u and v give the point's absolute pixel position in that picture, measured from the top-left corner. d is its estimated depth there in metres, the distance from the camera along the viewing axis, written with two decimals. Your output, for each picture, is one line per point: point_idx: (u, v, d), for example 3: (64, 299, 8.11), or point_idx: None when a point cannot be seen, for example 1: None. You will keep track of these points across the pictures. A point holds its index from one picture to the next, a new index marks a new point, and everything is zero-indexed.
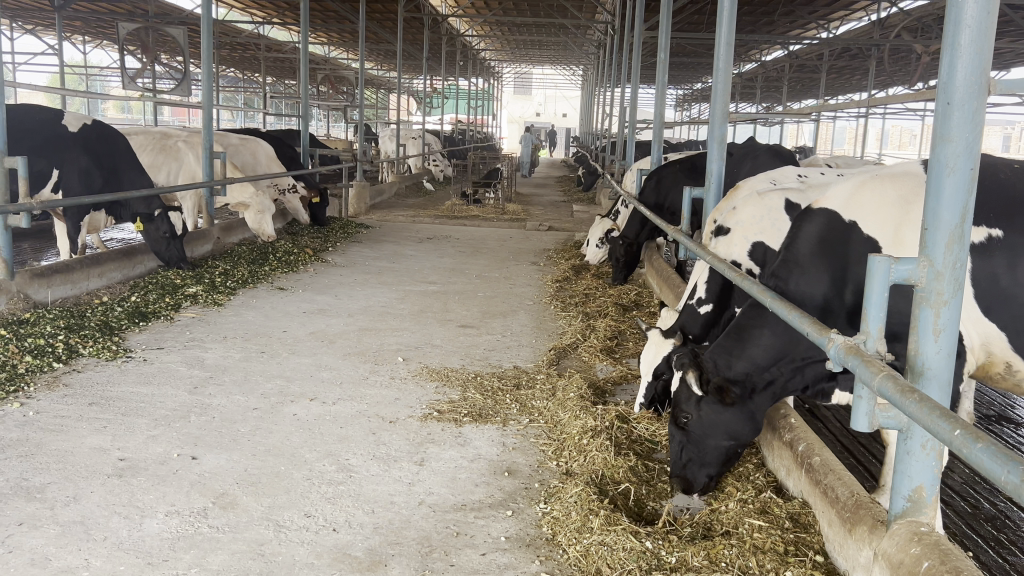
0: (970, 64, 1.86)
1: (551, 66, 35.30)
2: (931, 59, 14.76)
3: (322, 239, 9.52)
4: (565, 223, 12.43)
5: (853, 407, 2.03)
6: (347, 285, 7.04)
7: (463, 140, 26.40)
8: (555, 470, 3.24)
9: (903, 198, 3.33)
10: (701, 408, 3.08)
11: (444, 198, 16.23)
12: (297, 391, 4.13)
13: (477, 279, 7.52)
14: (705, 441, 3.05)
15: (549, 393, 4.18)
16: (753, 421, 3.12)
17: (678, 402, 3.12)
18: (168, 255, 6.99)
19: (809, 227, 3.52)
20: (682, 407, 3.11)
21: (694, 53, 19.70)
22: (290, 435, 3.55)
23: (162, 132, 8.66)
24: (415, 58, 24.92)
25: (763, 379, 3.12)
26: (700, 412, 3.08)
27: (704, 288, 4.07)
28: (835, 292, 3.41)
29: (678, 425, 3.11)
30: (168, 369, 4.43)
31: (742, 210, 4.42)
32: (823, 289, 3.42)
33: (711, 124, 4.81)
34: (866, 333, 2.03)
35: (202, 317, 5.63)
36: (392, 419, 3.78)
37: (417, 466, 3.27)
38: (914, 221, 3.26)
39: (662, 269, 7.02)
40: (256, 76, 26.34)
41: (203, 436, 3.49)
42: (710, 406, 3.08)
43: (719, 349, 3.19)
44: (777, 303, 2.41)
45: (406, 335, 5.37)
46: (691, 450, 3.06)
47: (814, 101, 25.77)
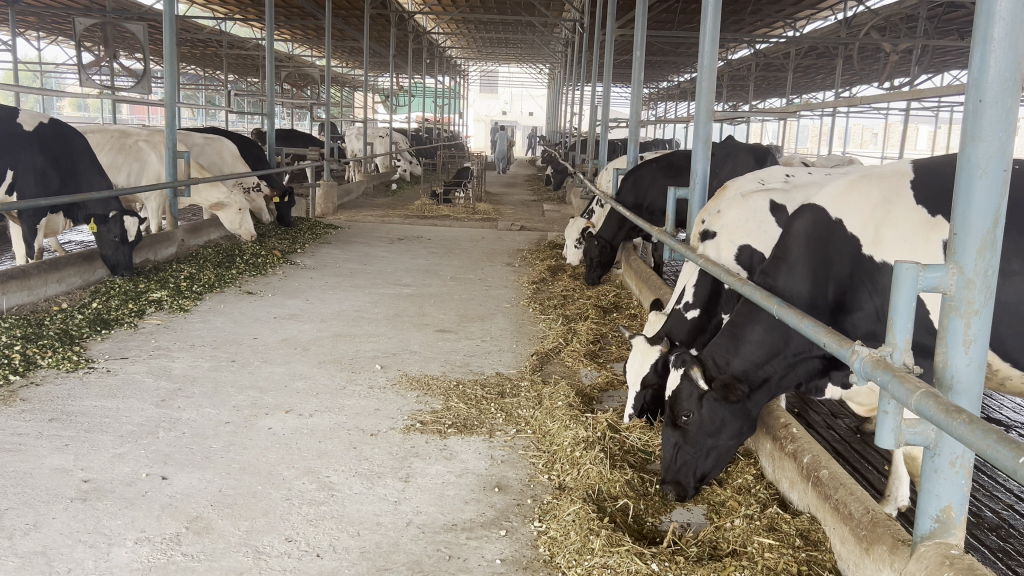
0: (1003, 59, 1.73)
1: (517, 65, 35.13)
2: (897, 59, 14.85)
3: (291, 241, 9.29)
4: (537, 223, 12.29)
5: (878, 424, 1.91)
6: (318, 288, 6.83)
7: (430, 139, 26.16)
8: (548, 485, 3.10)
9: (887, 199, 3.19)
10: (702, 407, 2.94)
11: (413, 198, 16.00)
12: (271, 403, 3.94)
13: (452, 282, 7.36)
14: (703, 442, 2.94)
15: (535, 402, 4.04)
16: (749, 420, 3.05)
17: (677, 401, 2.97)
18: (113, 260, 6.63)
19: (798, 223, 3.41)
20: (681, 408, 2.96)
21: (662, 52, 19.63)
22: (265, 450, 3.37)
23: (120, 130, 8.35)
24: (381, 57, 24.61)
25: (758, 376, 3.06)
26: (700, 412, 2.94)
27: (691, 293, 3.95)
28: (819, 290, 3.32)
29: (674, 425, 2.98)
30: (134, 380, 4.21)
31: (727, 213, 4.30)
32: (806, 287, 3.33)
33: (696, 123, 4.68)
34: (892, 345, 1.91)
35: (167, 324, 5.40)
36: (373, 432, 3.61)
37: (402, 482, 3.11)
38: (894, 221, 3.12)
39: (640, 269, 6.92)
40: (218, 73, 25.86)
41: (173, 454, 3.29)
42: (710, 406, 2.94)
43: (716, 349, 3.13)
44: (785, 311, 2.32)
45: (383, 341, 5.20)
46: (686, 450, 2.96)
47: (779, 101, 25.92)
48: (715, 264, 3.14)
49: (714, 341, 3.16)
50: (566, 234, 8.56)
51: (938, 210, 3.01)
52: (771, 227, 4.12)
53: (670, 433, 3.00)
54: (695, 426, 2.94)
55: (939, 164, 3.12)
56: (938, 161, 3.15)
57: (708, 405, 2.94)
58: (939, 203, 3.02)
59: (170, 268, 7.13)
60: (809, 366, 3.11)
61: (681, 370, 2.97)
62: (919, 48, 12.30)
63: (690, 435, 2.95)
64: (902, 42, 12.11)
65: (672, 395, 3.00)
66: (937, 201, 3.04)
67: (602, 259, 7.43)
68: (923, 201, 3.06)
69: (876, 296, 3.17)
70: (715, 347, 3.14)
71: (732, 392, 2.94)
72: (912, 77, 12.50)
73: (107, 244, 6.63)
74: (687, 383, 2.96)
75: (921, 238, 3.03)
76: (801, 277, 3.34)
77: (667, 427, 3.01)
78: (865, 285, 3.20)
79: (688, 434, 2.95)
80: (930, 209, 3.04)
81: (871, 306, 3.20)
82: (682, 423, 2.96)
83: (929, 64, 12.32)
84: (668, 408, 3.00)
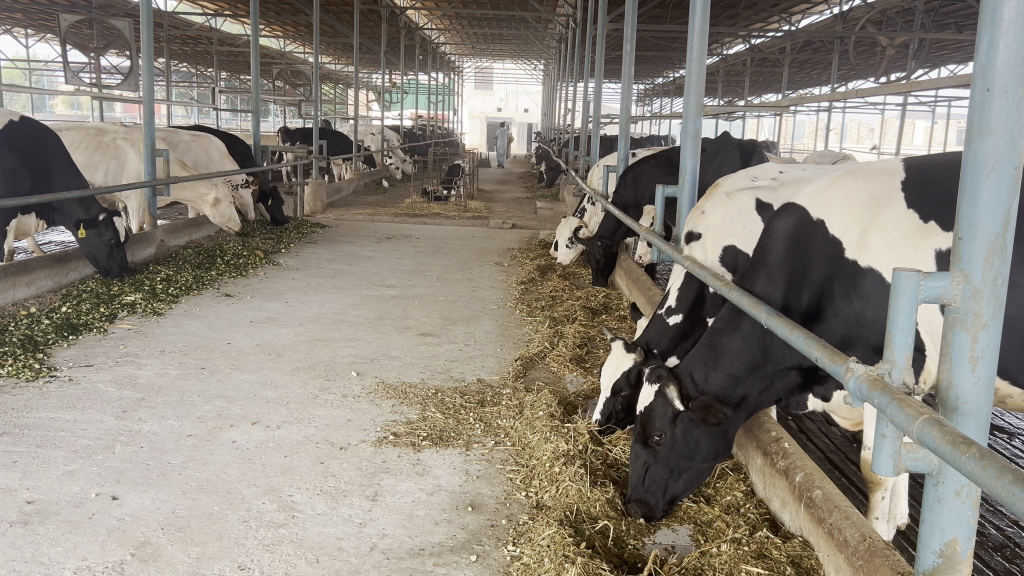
0: (1014, 43, 1.54)
1: (511, 61, 34.84)
2: (895, 53, 14.60)
3: (276, 241, 9.08)
4: (529, 221, 12.10)
5: (874, 447, 1.72)
6: (299, 291, 6.62)
7: (423, 136, 25.93)
8: (524, 503, 2.91)
9: (874, 199, 2.97)
10: (675, 427, 2.77)
11: (404, 195, 15.80)
12: (238, 414, 3.74)
13: (438, 282, 7.15)
14: (675, 462, 2.77)
15: (516, 411, 3.84)
16: (726, 441, 2.87)
17: (650, 417, 2.80)
18: (108, 265, 6.50)
19: (778, 223, 3.13)
20: (654, 427, 2.79)
21: (655, 47, 19.39)
22: (226, 467, 3.17)
23: (97, 127, 8.18)
24: (374, 53, 24.37)
25: (735, 396, 2.92)
26: (672, 432, 2.77)
27: (676, 298, 3.75)
28: (793, 294, 3.04)
29: (645, 443, 2.81)
30: (96, 390, 4.00)
31: (711, 213, 4.10)
32: (780, 290, 3.04)
33: (685, 117, 4.44)
34: (891, 362, 1.71)
35: (138, 329, 5.20)
36: (342, 445, 3.42)
37: (369, 501, 2.92)
38: (882, 225, 2.89)
39: (631, 270, 6.72)
40: (209, 70, 25.59)
41: (128, 471, 3.09)
42: (685, 425, 2.77)
43: (692, 362, 2.97)
44: (773, 319, 2.14)
45: (361, 345, 5.01)
46: (654, 470, 2.78)
47: (775, 96, 25.67)
48: (701, 265, 2.97)
49: (688, 353, 2.99)
50: (556, 234, 8.40)
51: (931, 215, 2.79)
52: (756, 226, 3.92)
53: (635, 448, 2.83)
54: (667, 447, 2.76)
55: (936, 166, 2.89)
56: (934, 162, 2.92)
57: (683, 424, 2.77)
58: (934, 208, 2.78)
59: (148, 270, 6.91)
60: (786, 381, 2.99)
61: (654, 385, 2.82)
62: (916, 42, 12.09)
63: (662, 455, 2.77)
64: (898, 36, 11.91)
65: (644, 409, 2.84)
66: (932, 206, 2.80)
67: (603, 261, 7.19)
68: (916, 206, 2.82)
69: (855, 301, 2.92)
70: (691, 361, 2.97)
71: (712, 413, 2.77)
72: (909, 71, 12.30)
73: (99, 249, 6.50)
74: (660, 400, 2.81)
75: (911, 247, 2.80)
76: (776, 279, 3.06)
77: (637, 443, 2.83)
78: (844, 288, 2.95)
79: (659, 454, 2.78)
80: (922, 214, 2.81)
81: (847, 310, 2.95)
82: (654, 443, 2.79)
83: (925, 59, 12.14)
84: (638, 423, 2.83)
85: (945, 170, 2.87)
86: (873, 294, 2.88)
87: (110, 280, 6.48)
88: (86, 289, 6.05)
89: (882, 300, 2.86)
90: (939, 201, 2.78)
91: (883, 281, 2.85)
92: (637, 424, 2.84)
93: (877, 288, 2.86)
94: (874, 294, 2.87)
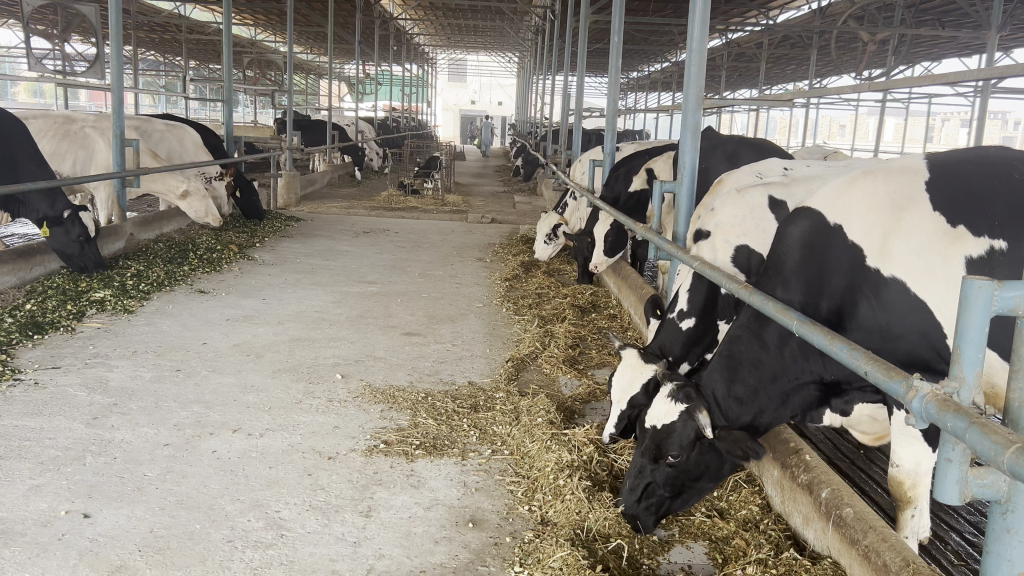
0: None
1: (485, 54, 34.45)
2: (874, 49, 14.58)
3: (250, 235, 8.81)
4: (509, 215, 11.93)
5: (938, 472, 1.58)
6: (275, 287, 6.38)
7: (397, 129, 25.62)
8: (528, 518, 2.74)
9: (896, 201, 2.81)
10: (693, 449, 2.67)
11: (379, 188, 15.56)
12: (218, 421, 3.53)
13: (420, 279, 6.95)
14: (681, 481, 2.69)
15: (512, 417, 3.66)
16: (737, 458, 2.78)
17: (666, 440, 2.66)
18: (80, 260, 6.22)
19: (792, 229, 2.98)
20: (669, 447, 2.66)
21: (632, 40, 19.27)
22: (206, 480, 2.95)
23: (66, 116, 7.92)
24: (348, 43, 23.97)
25: (751, 408, 2.79)
26: (686, 454, 2.67)
27: (685, 301, 3.59)
28: (811, 302, 2.90)
29: (653, 458, 2.69)
30: (64, 395, 3.76)
31: (721, 210, 3.94)
32: (799, 296, 2.91)
33: (684, 110, 4.25)
34: (960, 380, 1.53)
35: (109, 328, 4.94)
36: (330, 455, 3.22)
37: (363, 518, 2.73)
38: (905, 230, 2.74)
39: (620, 268, 6.58)
40: (178, 59, 25.03)
41: (101, 485, 2.87)
42: (702, 448, 2.68)
43: (713, 378, 2.80)
44: (808, 327, 1.97)
45: (345, 346, 4.80)
46: (660, 487, 2.67)
47: (751, 91, 25.68)
48: (712, 267, 2.76)
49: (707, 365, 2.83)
50: (537, 228, 8.25)
51: (960, 219, 2.70)
52: (769, 225, 3.79)
53: (642, 462, 2.71)
54: (682, 466, 2.67)
55: (959, 165, 2.82)
56: (958, 161, 2.84)
57: (698, 447, 2.68)
58: (962, 212, 2.70)
59: (118, 265, 6.63)
60: (804, 396, 2.85)
61: (679, 404, 2.66)
62: (897, 38, 12.06)
63: (669, 473, 2.68)
64: (879, 32, 11.89)
65: (659, 428, 2.67)
66: (959, 209, 2.71)
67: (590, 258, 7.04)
68: (942, 209, 2.72)
69: (879, 311, 2.73)
70: (710, 373, 2.81)
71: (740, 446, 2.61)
72: (889, 68, 12.27)
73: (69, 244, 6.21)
74: (684, 420, 2.65)
75: (939, 252, 2.68)
76: (793, 286, 2.92)
77: (643, 457, 2.71)
78: (867, 296, 2.76)
79: (670, 472, 2.67)
80: (950, 218, 2.71)
81: (871, 319, 2.76)
82: (669, 462, 2.67)
83: (906, 55, 12.13)
84: (648, 439, 2.69)
85: (969, 171, 2.79)
86: (897, 302, 2.69)
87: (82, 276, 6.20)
88: (52, 285, 5.77)
89: (907, 308, 2.67)
90: (968, 205, 2.71)
91: (908, 291, 2.67)
92: (647, 439, 2.69)
93: (902, 296, 2.68)
94: (900, 302, 2.68)
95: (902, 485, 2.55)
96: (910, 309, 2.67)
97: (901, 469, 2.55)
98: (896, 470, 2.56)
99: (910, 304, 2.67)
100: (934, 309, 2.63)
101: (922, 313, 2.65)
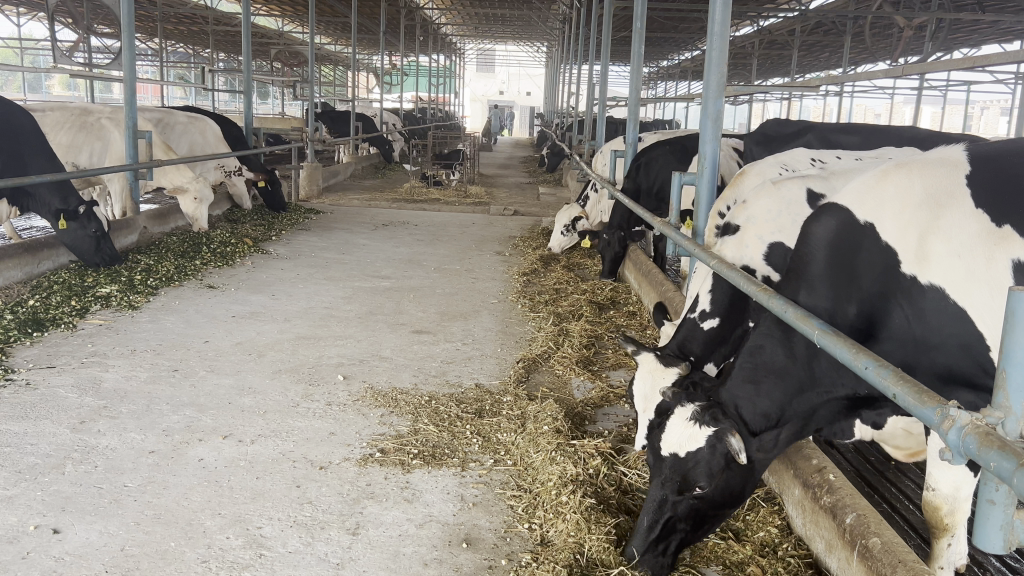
0: None
1: (513, 43, 34.17)
2: (912, 35, 14.07)
3: (266, 227, 8.68)
4: (532, 207, 11.70)
5: (978, 518, 1.35)
6: (286, 282, 6.23)
7: (424, 119, 25.48)
8: (526, 538, 2.55)
9: (932, 198, 2.57)
10: (719, 476, 2.39)
11: (402, 180, 15.39)
12: (209, 425, 3.37)
13: (436, 273, 6.76)
14: (703, 510, 2.43)
15: (517, 424, 3.46)
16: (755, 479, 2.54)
17: (691, 467, 2.36)
18: (97, 255, 6.14)
19: (817, 228, 2.69)
20: (696, 477, 2.36)
21: (661, 28, 18.91)
22: (188, 492, 2.79)
23: (82, 108, 7.82)
24: (373, 34, 23.84)
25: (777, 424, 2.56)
26: (715, 482, 2.39)
27: (709, 301, 3.35)
28: (839, 307, 2.60)
29: (677, 490, 2.38)
30: (53, 397, 3.61)
31: (754, 204, 3.68)
32: (826, 301, 2.60)
33: (704, 99, 3.99)
34: (1005, 410, 1.30)
35: (110, 325, 4.81)
36: (322, 464, 3.05)
37: (349, 536, 2.55)
38: (943, 231, 2.51)
39: (640, 262, 6.35)
40: (205, 52, 25.05)
41: (76, 497, 2.71)
42: (728, 473, 2.42)
43: (738, 393, 2.55)
44: (832, 339, 1.75)
45: (351, 344, 4.63)
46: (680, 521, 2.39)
47: (783, 79, 25.15)
48: (730, 267, 2.54)
49: (729, 383, 2.57)
50: (555, 221, 8.03)
51: (1005, 218, 2.43)
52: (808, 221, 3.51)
53: (662, 495, 2.40)
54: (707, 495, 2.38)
55: (1004, 156, 2.55)
56: (1001, 152, 2.57)
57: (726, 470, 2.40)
58: (1006, 209, 2.44)
59: (129, 258, 6.54)
60: (830, 407, 2.65)
61: (706, 429, 2.36)
62: (934, 23, 11.57)
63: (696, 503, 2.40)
64: (915, 16, 11.42)
65: (682, 455, 2.37)
66: (1002, 207, 2.45)
67: (620, 253, 6.74)
68: (985, 206, 2.47)
69: (914, 321, 2.54)
70: (734, 385, 2.57)
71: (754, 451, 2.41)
72: (926, 54, 11.83)
73: (85, 241, 6.12)
74: (712, 445, 2.36)
75: (981, 255, 2.43)
76: (819, 290, 2.62)
77: (665, 490, 2.39)
78: (901, 304, 2.56)
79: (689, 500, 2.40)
80: (994, 217, 2.45)
81: (905, 330, 2.56)
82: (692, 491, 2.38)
83: (943, 41, 11.67)
84: (668, 469, 2.38)
85: (1019, 162, 2.54)
86: (937, 312, 2.49)
87: (98, 270, 6.11)
88: (58, 281, 5.66)
89: (946, 319, 2.48)
90: (1013, 201, 2.44)
91: (945, 297, 2.47)
92: (667, 468, 2.39)
93: (941, 306, 2.48)
94: (937, 311, 2.49)
95: (938, 511, 2.33)
96: (949, 319, 2.47)
97: (937, 493, 2.34)
98: (931, 494, 2.35)
99: (949, 312, 2.46)
100: (975, 318, 2.42)
101: (961, 322, 2.45)
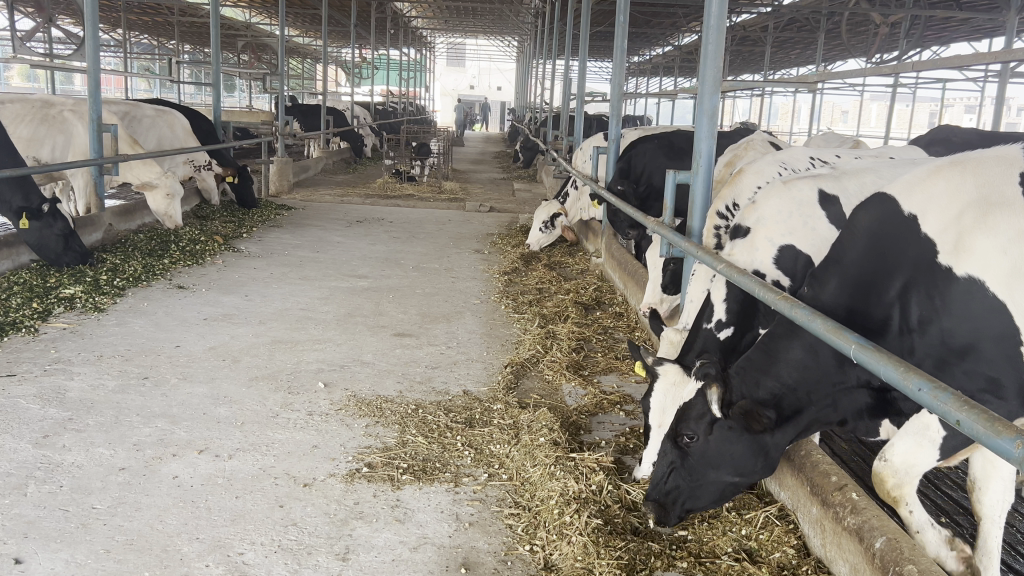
0: None
1: (483, 37, 33.94)
2: (886, 30, 14.08)
3: (236, 224, 8.43)
4: (507, 203, 11.53)
5: None
6: (259, 282, 6.00)
7: (394, 113, 25.21)
8: (529, 562, 2.39)
9: (984, 194, 2.46)
10: (710, 433, 2.46)
11: (374, 175, 15.17)
12: (183, 439, 3.16)
13: (415, 272, 6.58)
14: (701, 468, 2.48)
15: (510, 435, 3.29)
16: (769, 459, 2.52)
17: (684, 416, 2.48)
18: (61, 255, 5.84)
19: (860, 215, 2.70)
20: (684, 426, 2.48)
21: (634, 23, 18.82)
22: (162, 515, 2.58)
23: (43, 100, 7.53)
24: (343, 27, 23.52)
25: (790, 407, 2.50)
26: (706, 437, 2.46)
27: (723, 310, 3.24)
28: (863, 302, 2.60)
29: (673, 442, 2.51)
30: (14, 408, 3.38)
31: (764, 205, 3.54)
32: (847, 297, 2.62)
33: (701, 95, 3.83)
34: None
35: (74, 329, 4.56)
36: (306, 481, 2.86)
37: (339, 561, 2.37)
38: (991, 227, 2.39)
39: (626, 262, 6.19)
40: (170, 42, 24.52)
41: (40, 522, 2.50)
42: (722, 431, 2.46)
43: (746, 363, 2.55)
44: (872, 355, 1.60)
45: (331, 349, 4.44)
46: (679, 473, 2.51)
47: (754, 74, 25.22)
48: (742, 272, 2.39)
49: (742, 356, 2.57)
50: (535, 216, 7.91)
51: None
52: (818, 222, 3.42)
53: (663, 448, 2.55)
54: (698, 452, 2.47)
55: None
56: None
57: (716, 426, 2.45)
58: None
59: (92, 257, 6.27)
60: (854, 402, 2.57)
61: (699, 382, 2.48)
62: (910, 21, 11.57)
63: (690, 459, 2.49)
64: (891, 13, 11.38)
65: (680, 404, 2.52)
66: None
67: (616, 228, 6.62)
68: None
69: (939, 310, 2.43)
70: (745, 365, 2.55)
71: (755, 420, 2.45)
72: (902, 51, 11.83)
73: (49, 241, 5.83)
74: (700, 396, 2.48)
75: None
76: (847, 281, 2.63)
77: (666, 439, 2.54)
78: (929, 295, 2.46)
79: (688, 457, 2.49)
80: None
81: (936, 324, 2.44)
82: (684, 444, 2.48)
83: (919, 39, 11.67)
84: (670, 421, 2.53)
85: None
86: (971, 305, 2.37)
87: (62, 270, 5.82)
88: (19, 281, 5.39)
89: (982, 312, 2.35)
90: None
91: (987, 293, 2.35)
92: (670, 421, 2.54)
93: (973, 298, 2.36)
94: (972, 305, 2.37)
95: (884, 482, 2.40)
96: (984, 312, 2.35)
97: (887, 465, 2.40)
98: (883, 465, 2.41)
99: (987, 307, 2.34)
100: (1013, 312, 2.31)
101: (999, 315, 2.33)
